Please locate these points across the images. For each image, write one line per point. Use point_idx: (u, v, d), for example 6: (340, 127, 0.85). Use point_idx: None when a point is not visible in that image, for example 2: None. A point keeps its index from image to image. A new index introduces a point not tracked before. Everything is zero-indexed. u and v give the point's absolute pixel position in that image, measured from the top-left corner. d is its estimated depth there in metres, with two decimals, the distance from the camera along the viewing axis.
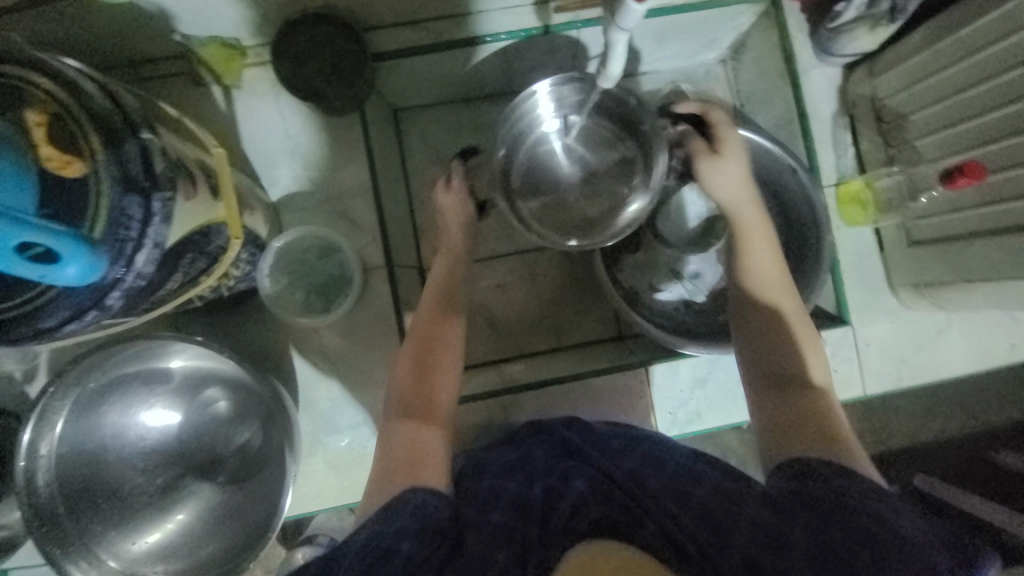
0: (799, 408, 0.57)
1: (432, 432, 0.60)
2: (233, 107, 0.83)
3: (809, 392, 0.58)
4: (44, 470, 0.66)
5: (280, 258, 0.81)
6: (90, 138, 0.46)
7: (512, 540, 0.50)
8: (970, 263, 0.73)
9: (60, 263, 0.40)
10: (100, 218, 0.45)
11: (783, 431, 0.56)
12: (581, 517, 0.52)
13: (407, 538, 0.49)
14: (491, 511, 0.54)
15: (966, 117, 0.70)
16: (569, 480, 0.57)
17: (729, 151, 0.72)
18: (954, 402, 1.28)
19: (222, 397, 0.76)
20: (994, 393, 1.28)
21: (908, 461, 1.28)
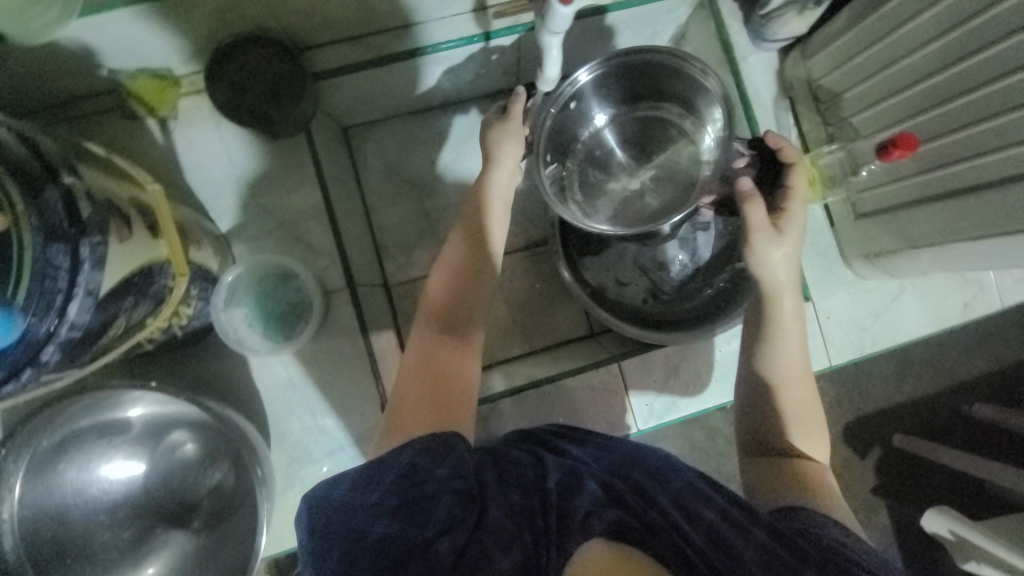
0: (795, 473, 0.61)
1: (467, 369, 0.65)
2: (171, 139, 0.81)
3: (805, 463, 0.63)
4: (7, 535, 0.62)
5: (236, 290, 0.79)
6: (9, 190, 0.44)
7: (533, 523, 0.45)
8: (914, 230, 0.76)
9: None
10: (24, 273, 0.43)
11: (778, 482, 0.61)
12: (599, 517, 0.47)
13: (448, 492, 0.47)
14: (507, 492, 0.49)
15: (896, 91, 0.73)
16: (581, 479, 0.51)
17: (790, 231, 0.66)
18: (920, 363, 1.33)
19: (188, 439, 0.74)
20: (955, 351, 1.33)
21: (884, 425, 1.32)
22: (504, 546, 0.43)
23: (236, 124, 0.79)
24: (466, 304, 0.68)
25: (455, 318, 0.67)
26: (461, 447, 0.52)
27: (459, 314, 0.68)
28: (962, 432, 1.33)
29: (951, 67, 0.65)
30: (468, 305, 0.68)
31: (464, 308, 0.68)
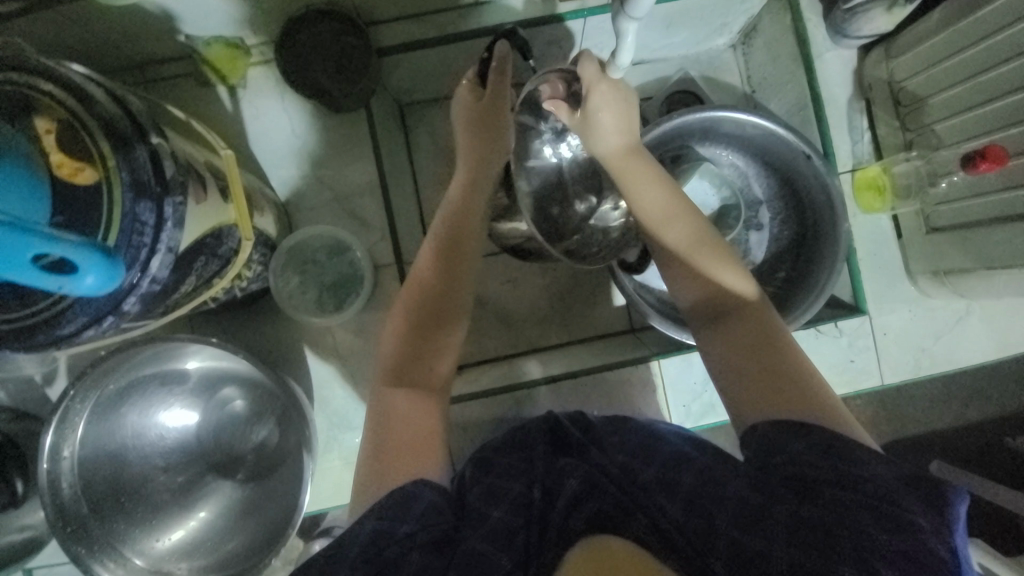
0: (746, 341, 0.59)
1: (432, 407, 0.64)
2: (239, 107, 0.83)
3: (745, 311, 0.61)
4: (67, 471, 0.66)
5: (292, 258, 0.81)
6: (101, 146, 0.46)
7: (513, 543, 0.49)
8: (992, 251, 0.71)
9: (78, 273, 0.39)
10: (114, 226, 0.46)
11: (756, 390, 0.56)
12: (576, 516, 0.50)
13: (413, 549, 0.50)
14: (490, 513, 0.52)
15: (987, 100, 0.68)
16: (564, 481, 0.54)
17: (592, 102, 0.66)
18: (971, 388, 1.27)
19: (238, 396, 0.78)
20: (1010, 379, 1.27)
21: (922, 447, 1.28)
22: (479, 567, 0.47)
23: (300, 96, 0.81)
24: (441, 323, 0.67)
25: (416, 371, 0.66)
26: (428, 493, 0.55)
27: (430, 355, 0.66)
28: (1006, 466, 1.27)
29: None
30: (439, 322, 0.67)
31: (435, 326, 0.67)
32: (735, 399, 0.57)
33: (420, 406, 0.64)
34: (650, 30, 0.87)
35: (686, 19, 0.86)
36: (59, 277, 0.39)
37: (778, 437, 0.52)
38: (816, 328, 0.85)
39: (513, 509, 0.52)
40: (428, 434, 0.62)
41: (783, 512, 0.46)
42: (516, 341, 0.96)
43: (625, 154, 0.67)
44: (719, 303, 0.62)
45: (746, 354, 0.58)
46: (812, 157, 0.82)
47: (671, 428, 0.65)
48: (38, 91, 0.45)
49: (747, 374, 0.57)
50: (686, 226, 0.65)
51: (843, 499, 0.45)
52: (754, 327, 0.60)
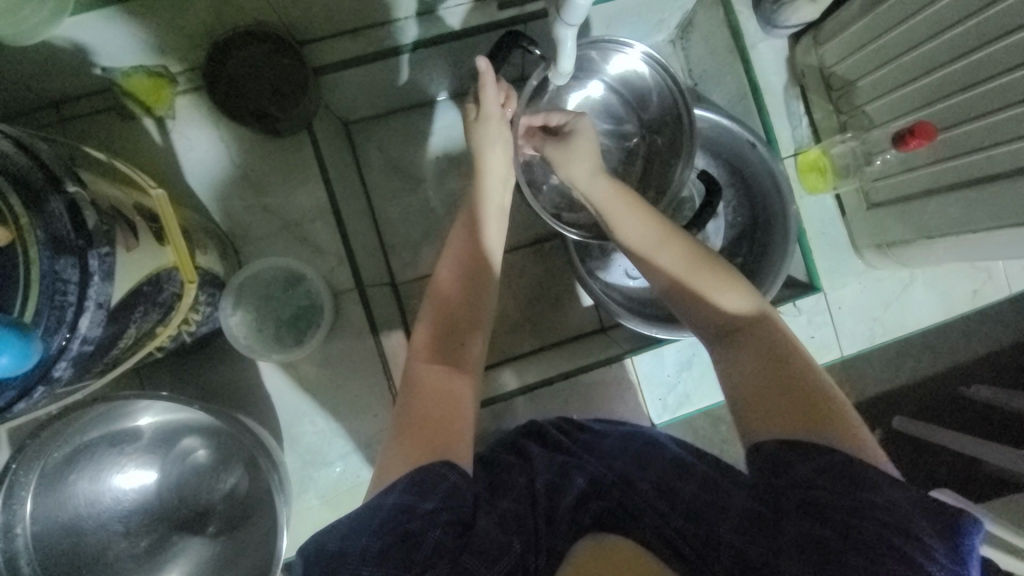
0: (756, 355, 0.57)
1: (462, 389, 0.62)
2: (170, 139, 0.78)
3: (753, 331, 0.60)
4: (24, 550, 0.60)
5: (243, 292, 0.77)
6: (12, 203, 0.41)
7: (523, 527, 0.51)
8: (930, 221, 0.75)
9: None
10: (33, 290, 0.41)
11: (775, 411, 0.53)
12: (584, 512, 0.54)
13: (437, 527, 0.48)
14: (497, 504, 0.54)
15: (910, 80, 0.72)
16: (569, 480, 0.58)
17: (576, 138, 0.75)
18: (922, 346, 1.35)
19: (200, 445, 0.73)
20: (956, 333, 1.35)
21: (883, 407, 1.35)
22: (494, 551, 0.48)
23: (236, 123, 0.77)
24: (463, 327, 0.67)
25: (451, 351, 0.65)
26: (453, 476, 0.53)
27: (451, 345, 0.65)
28: (964, 413, 1.36)
29: (967, 55, 0.64)
30: (469, 325, 0.67)
31: (464, 328, 0.67)
32: (742, 412, 0.55)
33: (456, 391, 0.62)
34: (591, 30, 0.88)
35: (625, 17, 0.87)
36: None
37: (791, 456, 0.49)
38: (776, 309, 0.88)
39: (522, 498, 0.55)
40: (442, 422, 0.58)
41: (790, 528, 0.46)
42: (490, 353, 0.94)
43: (601, 181, 0.73)
44: (718, 320, 0.62)
45: (754, 368, 0.56)
46: (756, 145, 0.85)
47: (630, 429, 0.73)
48: None
49: (754, 390, 0.55)
50: (676, 250, 0.66)
51: (853, 522, 0.43)
52: (756, 341, 0.58)
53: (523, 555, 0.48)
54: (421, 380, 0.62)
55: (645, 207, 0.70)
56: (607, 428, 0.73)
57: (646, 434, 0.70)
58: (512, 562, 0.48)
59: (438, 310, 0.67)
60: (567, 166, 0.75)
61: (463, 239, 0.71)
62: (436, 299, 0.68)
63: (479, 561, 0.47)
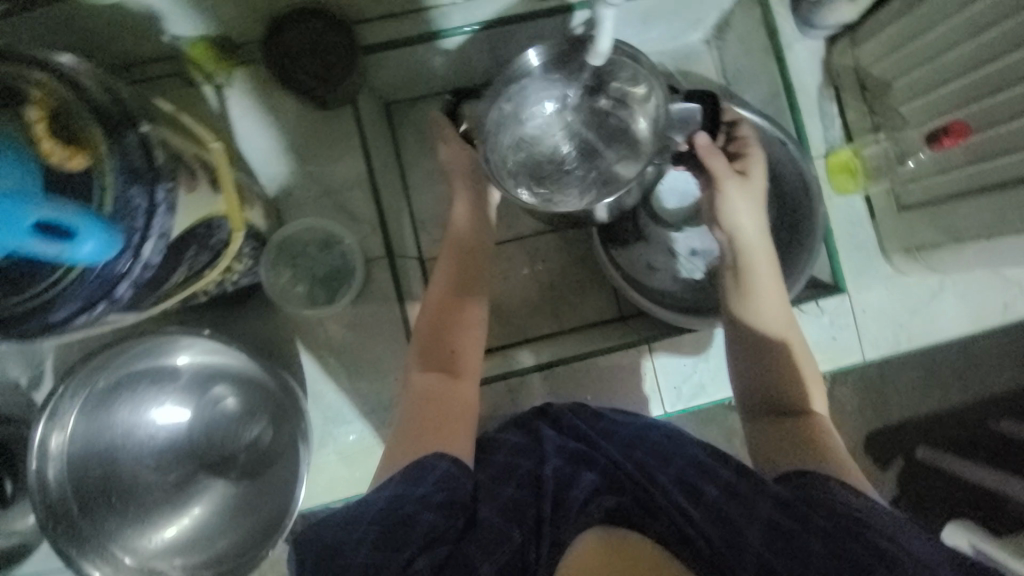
0: (799, 433, 0.64)
1: (460, 385, 0.65)
2: (225, 106, 0.83)
3: (814, 420, 0.65)
4: (55, 469, 0.65)
5: (281, 250, 0.81)
6: (93, 131, 0.47)
7: (524, 517, 0.53)
8: (959, 223, 0.75)
9: (76, 239, 0.40)
10: (108, 203, 0.47)
11: (791, 455, 0.62)
12: (596, 503, 0.56)
13: (428, 509, 0.51)
14: (501, 491, 0.56)
15: (944, 81, 0.73)
16: (579, 473, 0.59)
17: (752, 173, 0.76)
18: (951, 373, 1.31)
19: (230, 393, 0.76)
20: (989, 364, 1.31)
21: (906, 434, 1.31)
22: (495, 541, 0.51)
23: (289, 94, 0.83)
24: (463, 295, 0.72)
25: (444, 351, 0.68)
26: (446, 464, 0.56)
27: (452, 338, 0.69)
28: (989, 448, 1.32)
29: (1007, 54, 0.64)
30: (462, 300, 0.72)
31: (459, 305, 0.71)
32: (761, 452, 0.65)
33: (454, 391, 0.64)
34: (627, 23, 0.90)
35: (662, 14, 0.89)
36: (58, 241, 0.40)
37: (813, 488, 0.56)
38: (798, 306, 0.87)
39: (526, 489, 0.57)
40: (445, 411, 0.62)
41: (818, 549, 0.49)
42: (509, 332, 0.96)
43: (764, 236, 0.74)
44: (790, 399, 0.68)
45: (796, 441, 0.63)
46: (787, 143, 0.86)
47: (653, 422, 0.68)
48: (24, 81, 0.46)
49: (790, 443, 0.63)
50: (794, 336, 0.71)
51: (888, 550, 0.48)
52: (814, 426, 0.64)
53: (522, 544, 0.51)
54: (433, 378, 0.64)
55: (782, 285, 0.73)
56: (620, 414, 0.71)
57: (666, 425, 0.67)
58: (513, 550, 0.50)
59: (445, 292, 0.72)
60: (734, 212, 0.74)
61: (473, 223, 0.79)
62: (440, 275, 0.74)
63: (480, 549, 0.50)
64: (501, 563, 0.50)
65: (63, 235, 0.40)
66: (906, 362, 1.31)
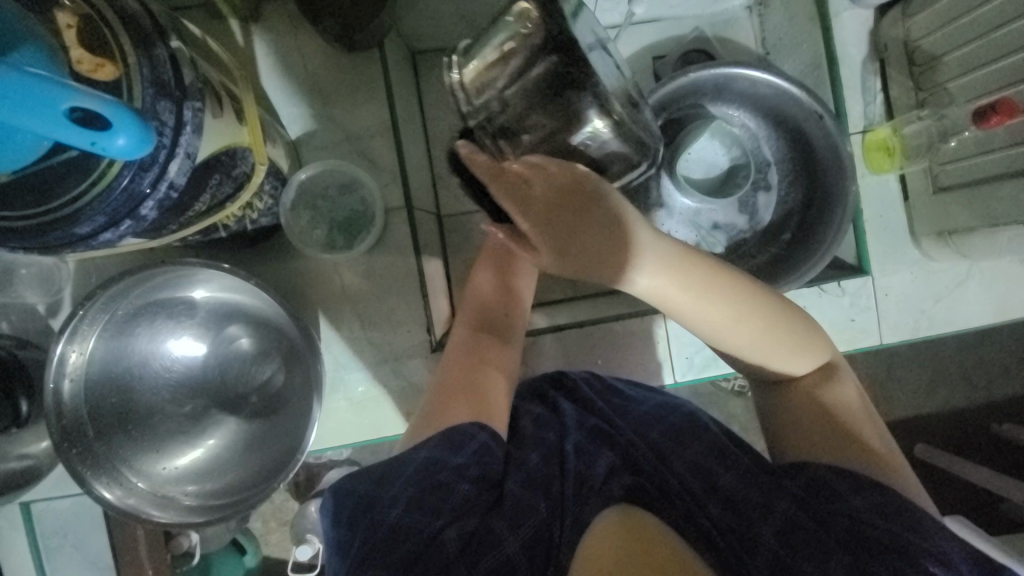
0: (806, 412, 0.60)
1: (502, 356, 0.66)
2: (250, 41, 0.81)
3: (815, 392, 0.61)
4: (71, 391, 0.66)
5: (301, 193, 0.80)
6: (122, 42, 0.45)
7: (549, 490, 0.53)
8: (998, 207, 0.73)
9: (111, 131, 0.39)
10: None
11: (808, 438, 0.59)
12: (616, 482, 0.54)
13: (465, 480, 0.52)
14: (527, 460, 0.56)
15: (999, 56, 0.69)
16: (600, 452, 0.57)
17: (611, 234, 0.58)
18: (961, 373, 1.31)
19: (244, 333, 0.77)
20: (1001, 367, 1.31)
21: (909, 430, 1.31)
22: (521, 511, 0.51)
23: (316, 33, 0.80)
24: (508, 272, 0.69)
25: (496, 316, 0.68)
26: (484, 435, 0.55)
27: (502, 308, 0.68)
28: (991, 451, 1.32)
29: None
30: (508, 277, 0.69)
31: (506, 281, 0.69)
32: (779, 426, 0.62)
33: (492, 375, 0.63)
34: None
35: None
36: (92, 131, 0.38)
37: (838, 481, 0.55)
38: (819, 286, 0.86)
39: (548, 459, 0.57)
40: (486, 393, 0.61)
41: (838, 553, 0.49)
42: None
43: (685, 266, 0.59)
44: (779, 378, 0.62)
45: (802, 419, 0.60)
46: (824, 118, 0.82)
47: (671, 401, 0.66)
48: None
49: (799, 427, 0.60)
50: (763, 330, 0.61)
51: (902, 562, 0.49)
52: (817, 403, 0.60)
53: (546, 519, 0.51)
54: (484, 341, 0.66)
55: (731, 291, 0.60)
56: (637, 388, 0.70)
57: (682, 403, 0.66)
58: (538, 523, 0.50)
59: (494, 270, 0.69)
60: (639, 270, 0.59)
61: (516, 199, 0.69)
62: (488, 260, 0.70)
63: (506, 521, 0.50)
64: (528, 537, 0.49)
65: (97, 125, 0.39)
66: (917, 361, 1.30)
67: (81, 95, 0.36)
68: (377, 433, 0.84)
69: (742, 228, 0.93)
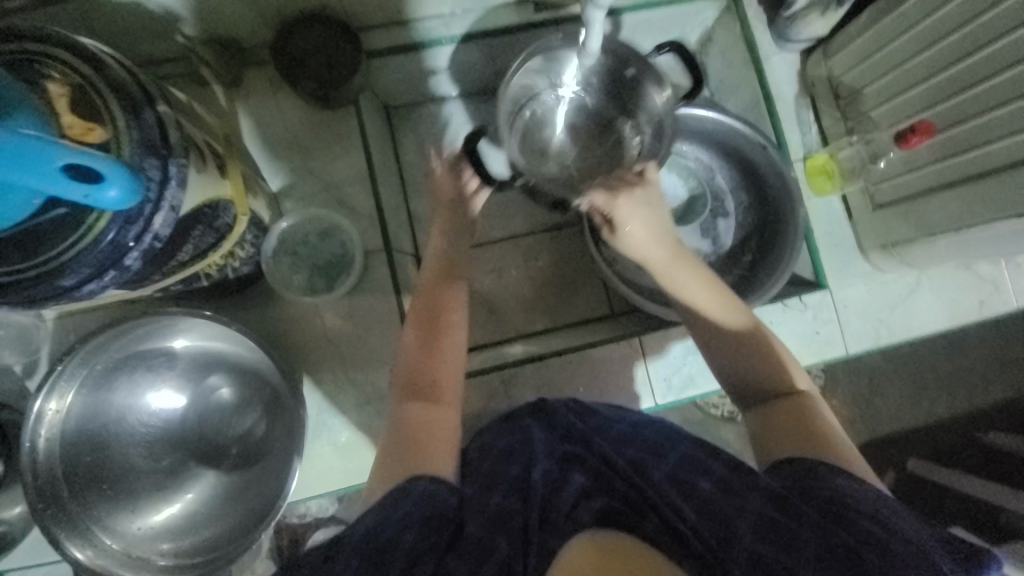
0: (778, 413, 0.63)
1: (444, 411, 0.66)
2: (232, 103, 0.86)
3: (786, 395, 0.64)
4: (46, 451, 0.65)
5: (282, 240, 0.83)
6: (112, 107, 0.49)
7: (510, 525, 0.52)
8: (930, 219, 0.79)
9: (103, 184, 0.41)
10: None
11: (779, 441, 0.61)
12: (584, 508, 0.56)
13: (409, 530, 0.51)
14: (488, 501, 0.55)
15: (911, 85, 0.78)
16: (569, 475, 0.59)
17: (622, 207, 0.73)
18: (943, 384, 1.35)
19: (225, 384, 0.76)
20: (981, 376, 1.35)
21: (900, 445, 1.33)
22: (478, 554, 0.50)
23: (296, 94, 0.86)
24: (440, 326, 0.72)
25: (424, 378, 0.68)
26: (424, 485, 0.56)
27: (428, 366, 0.69)
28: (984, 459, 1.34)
29: (965, 58, 0.70)
30: (438, 331, 0.71)
31: (434, 336, 0.71)
32: (764, 441, 0.62)
33: (437, 417, 0.65)
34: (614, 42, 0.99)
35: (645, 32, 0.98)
36: (86, 185, 0.41)
37: (805, 478, 0.55)
38: (782, 302, 0.90)
39: (512, 494, 0.56)
40: (433, 434, 0.63)
41: (809, 536, 0.49)
42: (504, 329, 0.98)
43: (665, 250, 0.72)
44: (752, 380, 0.66)
45: (782, 423, 0.62)
46: (767, 148, 0.91)
47: (644, 418, 0.70)
48: (47, 57, 0.49)
49: (777, 427, 0.62)
50: (738, 317, 0.69)
51: (875, 533, 0.49)
52: (790, 407, 0.63)
53: (509, 556, 0.50)
54: (412, 408, 0.65)
55: (711, 275, 0.72)
56: (612, 408, 0.73)
57: (656, 421, 0.68)
58: (500, 562, 0.49)
59: (427, 306, 0.73)
60: (629, 224, 0.73)
61: (448, 245, 0.79)
62: (423, 306, 0.73)
63: (466, 564, 0.49)
64: None
65: (91, 179, 0.41)
66: (896, 375, 1.34)
67: (68, 150, 0.39)
68: (362, 477, 0.82)
69: (707, 254, 0.98)
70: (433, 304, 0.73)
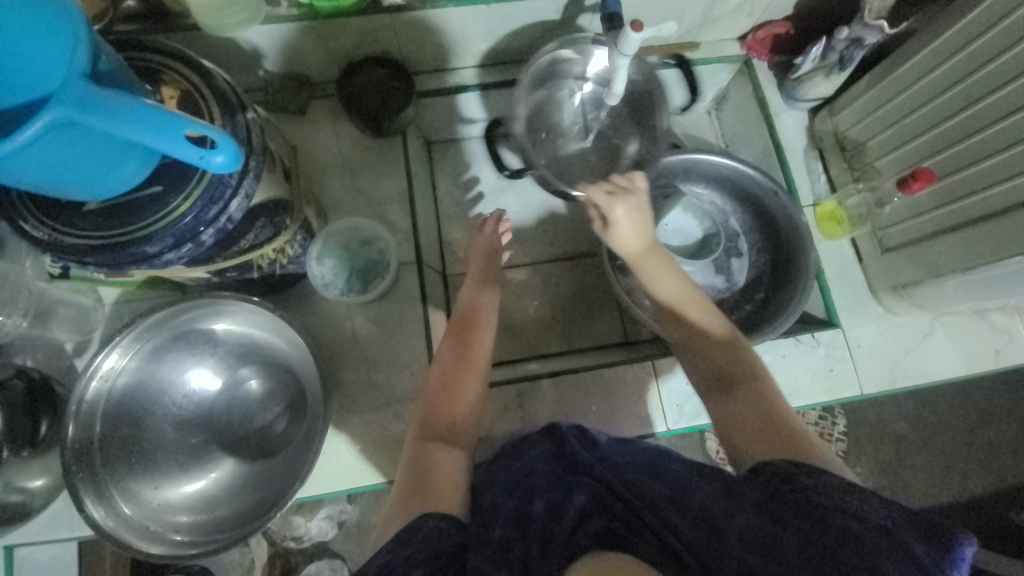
0: (748, 409, 0.64)
1: (455, 453, 0.67)
2: (296, 128, 0.98)
3: (757, 391, 0.66)
4: (89, 415, 0.70)
5: (326, 246, 0.90)
6: (212, 108, 0.58)
7: (509, 557, 0.48)
8: (937, 259, 0.82)
9: (212, 151, 0.50)
10: (205, 180, 0.56)
11: (752, 433, 0.62)
12: (585, 532, 0.51)
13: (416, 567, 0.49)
14: (489, 535, 0.51)
15: (913, 136, 0.85)
16: (570, 498, 0.55)
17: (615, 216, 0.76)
18: (969, 458, 1.30)
19: (257, 372, 0.81)
20: (1009, 453, 1.31)
21: None
22: None
23: (351, 121, 0.97)
24: (472, 329, 0.79)
25: (443, 420, 0.71)
26: (429, 524, 0.55)
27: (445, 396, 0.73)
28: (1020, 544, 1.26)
29: (959, 112, 0.77)
30: (469, 328, 0.80)
31: (466, 331, 0.79)
32: (731, 437, 0.63)
33: (448, 461, 0.66)
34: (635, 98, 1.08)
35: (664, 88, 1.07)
36: (199, 149, 0.49)
37: (778, 480, 0.53)
38: (794, 337, 0.93)
39: (512, 525, 0.52)
40: (431, 469, 0.64)
41: (788, 537, 0.46)
42: (521, 349, 1.02)
43: (642, 244, 0.77)
44: (720, 372, 0.70)
45: (752, 415, 0.63)
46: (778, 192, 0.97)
47: (647, 443, 0.69)
48: (167, 68, 0.59)
49: (745, 423, 0.63)
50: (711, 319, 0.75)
51: (851, 528, 0.45)
52: (759, 400, 0.65)
53: None
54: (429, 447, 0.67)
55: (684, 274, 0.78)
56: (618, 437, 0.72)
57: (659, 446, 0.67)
58: None
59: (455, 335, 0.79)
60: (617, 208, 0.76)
61: (473, 297, 0.83)
62: (458, 326, 0.80)
63: None
64: None
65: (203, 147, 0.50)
66: (920, 442, 1.30)
67: (195, 122, 0.48)
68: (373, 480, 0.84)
69: (720, 288, 1.02)
70: (466, 325, 0.80)
